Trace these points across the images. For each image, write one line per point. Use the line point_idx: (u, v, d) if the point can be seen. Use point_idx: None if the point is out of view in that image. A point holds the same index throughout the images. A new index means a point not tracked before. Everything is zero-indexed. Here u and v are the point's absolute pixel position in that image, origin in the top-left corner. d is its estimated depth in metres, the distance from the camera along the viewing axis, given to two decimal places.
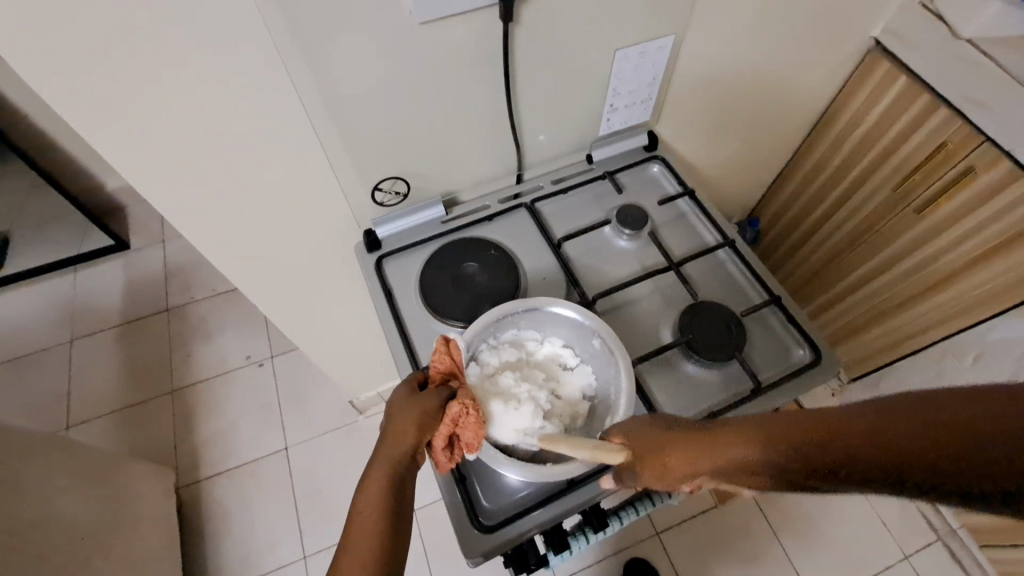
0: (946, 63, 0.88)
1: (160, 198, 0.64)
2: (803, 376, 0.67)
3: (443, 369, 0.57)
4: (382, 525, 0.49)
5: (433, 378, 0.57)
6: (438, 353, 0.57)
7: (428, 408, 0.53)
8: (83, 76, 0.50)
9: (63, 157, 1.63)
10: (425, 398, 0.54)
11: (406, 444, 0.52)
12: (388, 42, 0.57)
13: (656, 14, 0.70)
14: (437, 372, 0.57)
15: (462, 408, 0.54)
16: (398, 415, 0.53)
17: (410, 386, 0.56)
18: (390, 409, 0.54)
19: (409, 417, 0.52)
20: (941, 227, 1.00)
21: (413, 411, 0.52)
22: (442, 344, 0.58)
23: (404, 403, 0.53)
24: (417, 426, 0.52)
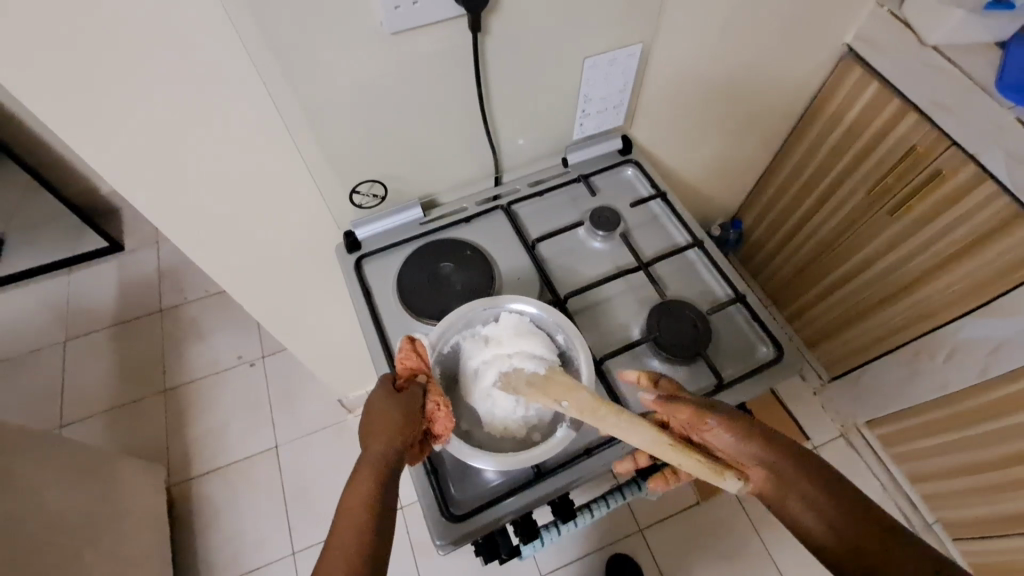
0: (913, 70, 0.90)
1: (143, 202, 0.67)
2: (765, 372, 0.69)
3: (414, 369, 0.59)
4: (373, 523, 0.49)
5: (405, 379, 0.58)
6: (405, 351, 0.59)
7: (409, 408, 0.55)
8: (68, 87, 0.52)
9: (58, 160, 1.65)
10: (404, 399, 0.56)
11: (392, 444, 0.53)
12: (360, 52, 0.59)
13: (624, 23, 0.73)
14: (407, 372, 0.59)
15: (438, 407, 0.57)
16: (380, 416, 0.54)
17: (386, 387, 0.57)
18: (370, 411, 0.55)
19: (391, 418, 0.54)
20: (914, 228, 1.03)
21: (395, 412, 0.54)
22: (408, 343, 0.60)
23: (384, 405, 0.55)
24: (400, 426, 0.54)
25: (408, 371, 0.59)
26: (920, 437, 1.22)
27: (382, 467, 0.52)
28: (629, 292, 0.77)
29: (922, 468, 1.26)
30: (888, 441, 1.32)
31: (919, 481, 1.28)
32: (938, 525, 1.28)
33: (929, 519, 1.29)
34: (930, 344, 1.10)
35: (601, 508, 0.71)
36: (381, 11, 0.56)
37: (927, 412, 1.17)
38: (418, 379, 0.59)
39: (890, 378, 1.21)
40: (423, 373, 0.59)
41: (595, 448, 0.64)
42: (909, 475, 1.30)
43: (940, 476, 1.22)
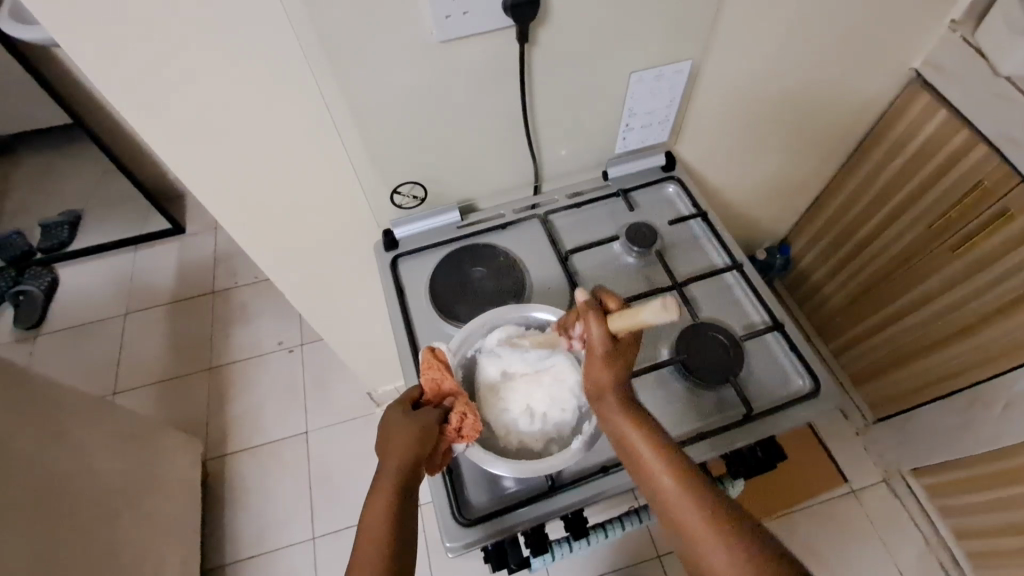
0: (985, 99, 0.85)
1: (200, 189, 0.71)
2: (798, 405, 0.67)
3: (437, 383, 0.58)
4: (389, 539, 0.50)
5: (428, 394, 0.57)
6: (428, 362, 0.58)
7: (427, 425, 0.54)
8: (141, 77, 0.57)
9: (134, 145, 1.78)
10: (423, 414, 0.55)
11: (410, 462, 0.52)
12: (410, 58, 0.61)
13: (674, 39, 0.72)
14: (430, 386, 0.58)
15: (462, 420, 0.56)
16: (397, 434, 0.53)
17: (406, 402, 0.56)
18: (387, 428, 0.54)
19: (409, 435, 0.53)
20: (978, 267, 0.97)
21: (412, 428, 0.54)
22: (430, 355, 0.59)
23: (402, 422, 0.54)
24: (417, 443, 0.53)
25: (431, 385, 0.58)
26: (970, 491, 1.14)
27: (399, 486, 0.52)
28: None
29: (970, 525, 1.18)
30: (936, 492, 1.24)
31: (965, 537, 1.20)
32: None
33: None
34: (988, 392, 1.02)
35: (615, 530, 0.71)
36: (432, 18, 0.58)
37: (979, 464, 1.09)
38: (440, 393, 0.58)
39: (940, 425, 1.14)
40: (445, 387, 0.58)
41: (612, 467, 0.63)
42: (956, 530, 1.22)
43: (990, 535, 1.13)
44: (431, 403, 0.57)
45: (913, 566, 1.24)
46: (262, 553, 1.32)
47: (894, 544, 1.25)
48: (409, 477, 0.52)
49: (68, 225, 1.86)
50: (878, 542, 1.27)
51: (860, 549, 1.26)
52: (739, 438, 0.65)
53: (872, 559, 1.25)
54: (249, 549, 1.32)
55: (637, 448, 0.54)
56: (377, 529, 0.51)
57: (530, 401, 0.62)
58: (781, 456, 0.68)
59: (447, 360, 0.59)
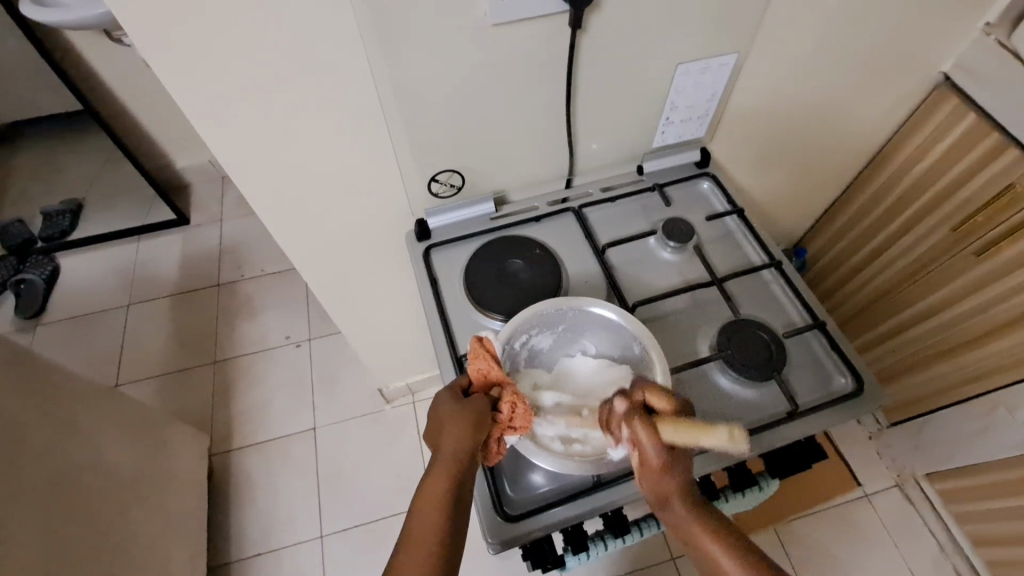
0: (1017, 102, 0.85)
1: (237, 169, 0.70)
2: (842, 404, 0.66)
3: (484, 373, 0.56)
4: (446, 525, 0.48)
5: (476, 383, 0.56)
6: (475, 352, 0.57)
7: (479, 413, 0.53)
8: (189, 45, 0.55)
9: (142, 133, 1.75)
10: (475, 401, 0.54)
11: (464, 448, 0.51)
12: (460, 40, 0.60)
13: (720, 32, 0.71)
14: (479, 375, 0.56)
15: (514, 407, 0.54)
16: (447, 422, 0.52)
17: (454, 391, 0.55)
18: (438, 415, 0.53)
19: (460, 422, 0.52)
20: (1003, 272, 0.96)
21: (463, 414, 0.52)
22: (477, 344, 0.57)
23: (452, 408, 0.53)
24: (470, 429, 0.52)
25: (478, 375, 0.56)
26: (988, 498, 1.14)
27: (456, 471, 0.50)
28: (699, 307, 0.74)
29: (987, 531, 1.17)
30: (951, 498, 1.24)
31: (982, 544, 1.19)
32: None
33: None
34: (1011, 398, 1.02)
35: (651, 528, 0.70)
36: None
37: (998, 470, 1.09)
38: (488, 382, 0.56)
39: (958, 428, 1.14)
40: (494, 376, 0.56)
41: None
42: (973, 537, 1.22)
43: (1007, 541, 1.13)
44: (480, 391, 0.56)
45: (927, 571, 1.24)
46: (269, 550, 1.29)
47: (908, 548, 1.25)
48: (465, 464, 0.51)
49: (70, 213, 1.82)
50: (893, 547, 1.27)
51: (874, 553, 1.26)
52: (783, 436, 0.64)
53: (886, 563, 1.25)
54: (256, 547, 1.29)
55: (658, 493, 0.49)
56: (433, 516, 0.49)
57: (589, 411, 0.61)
58: (821, 456, 0.67)
59: (495, 351, 0.58)
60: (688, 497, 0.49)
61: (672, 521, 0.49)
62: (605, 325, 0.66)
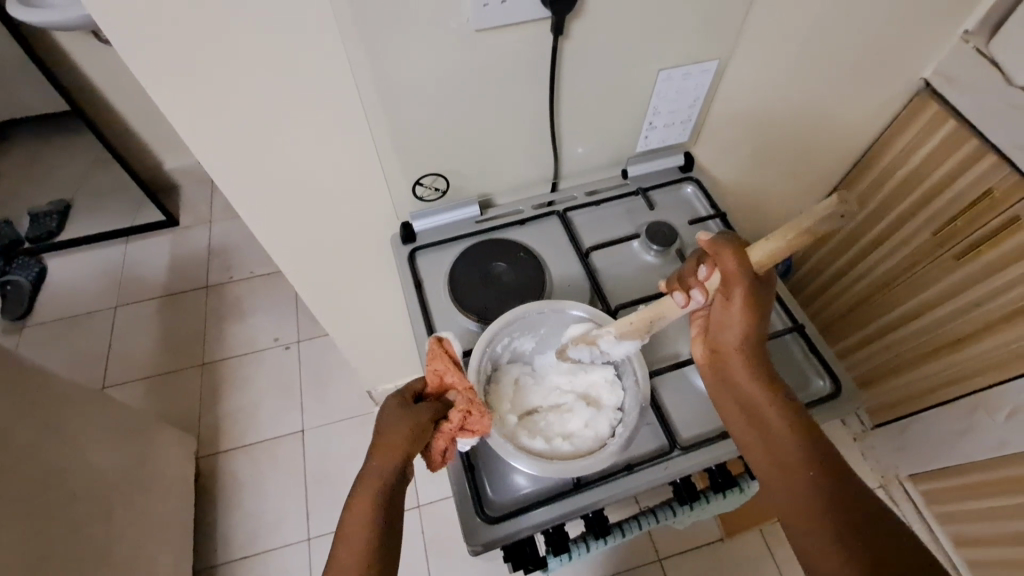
0: (995, 110, 0.86)
1: (220, 174, 0.70)
2: (820, 406, 0.67)
3: (440, 375, 0.57)
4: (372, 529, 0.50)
5: (431, 387, 0.58)
6: (432, 353, 0.58)
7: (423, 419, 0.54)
8: (172, 50, 0.55)
9: (131, 134, 1.74)
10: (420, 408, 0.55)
11: (400, 455, 0.52)
12: (443, 46, 0.60)
13: (701, 38, 0.72)
14: (434, 378, 0.58)
15: (462, 415, 0.55)
16: (388, 426, 0.54)
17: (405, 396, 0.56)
18: (381, 419, 0.54)
19: (398, 429, 0.53)
20: (982, 276, 0.97)
21: (404, 422, 0.53)
22: (436, 345, 0.58)
23: (396, 412, 0.54)
24: (410, 435, 0.53)
25: (434, 377, 0.58)
26: (970, 498, 1.16)
27: (388, 479, 0.52)
28: None
29: (969, 532, 1.19)
30: (934, 499, 1.26)
31: (964, 544, 1.21)
32: None
33: None
34: (990, 400, 1.03)
35: (633, 528, 0.70)
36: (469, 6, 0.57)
37: (980, 471, 1.11)
38: (442, 386, 0.57)
39: (940, 430, 1.16)
40: (447, 380, 0.57)
41: (637, 465, 0.62)
42: (955, 537, 1.23)
43: (988, 542, 1.14)
44: (434, 395, 0.57)
45: None
46: (256, 553, 1.28)
47: None
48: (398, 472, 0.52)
49: (57, 214, 1.81)
50: None
51: None
52: None
53: None
54: (243, 550, 1.29)
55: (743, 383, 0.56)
56: (361, 520, 0.51)
57: (563, 424, 0.62)
58: None
59: (452, 352, 0.59)
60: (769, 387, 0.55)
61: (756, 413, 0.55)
62: (587, 329, 0.67)
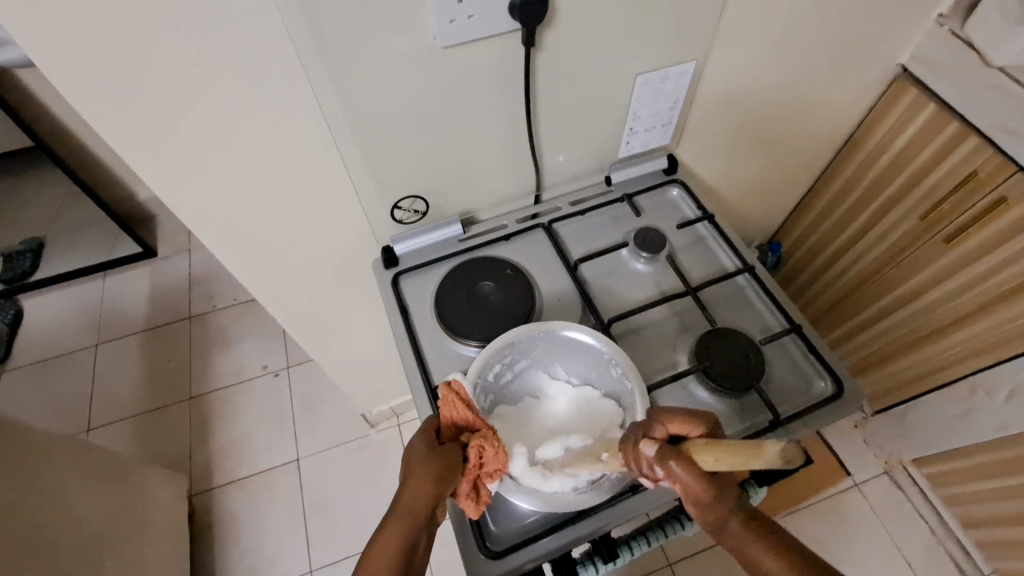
0: (976, 91, 0.85)
1: (185, 210, 0.66)
2: (823, 409, 0.65)
3: (457, 420, 0.56)
4: (400, 573, 0.47)
5: (448, 428, 0.55)
6: (446, 400, 0.56)
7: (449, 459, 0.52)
8: (121, 88, 0.52)
9: (101, 167, 1.70)
10: (448, 449, 0.53)
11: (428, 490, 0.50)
12: (409, 64, 0.58)
13: (677, 40, 0.71)
14: (448, 423, 0.56)
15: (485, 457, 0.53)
16: (417, 465, 0.51)
17: (428, 437, 0.54)
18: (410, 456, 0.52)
19: (427, 466, 0.51)
20: (972, 258, 0.96)
21: (432, 459, 0.51)
22: (447, 392, 0.57)
23: (426, 451, 0.52)
24: (437, 477, 0.50)
25: (447, 421, 0.56)
26: (973, 479, 1.16)
27: (418, 520, 0.49)
28: (675, 317, 0.73)
29: (976, 513, 1.19)
30: (938, 482, 1.26)
31: (973, 526, 1.20)
32: None
33: (984, 568, 1.21)
34: (988, 381, 1.03)
35: (642, 546, 0.69)
36: (436, 23, 0.55)
37: (984, 453, 1.10)
38: (458, 429, 0.56)
39: (939, 414, 1.15)
40: (467, 423, 0.56)
41: (642, 486, 0.59)
42: (962, 519, 1.23)
43: (996, 522, 1.14)
44: (453, 438, 0.55)
45: (921, 556, 1.25)
46: None
47: (901, 534, 1.27)
48: (426, 515, 0.50)
49: (31, 252, 1.76)
50: (886, 535, 1.27)
51: (868, 543, 1.26)
52: None
53: (881, 551, 1.26)
54: None
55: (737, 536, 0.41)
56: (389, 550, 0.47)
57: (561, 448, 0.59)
58: None
59: (466, 394, 0.57)
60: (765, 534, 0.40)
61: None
62: (581, 348, 0.64)
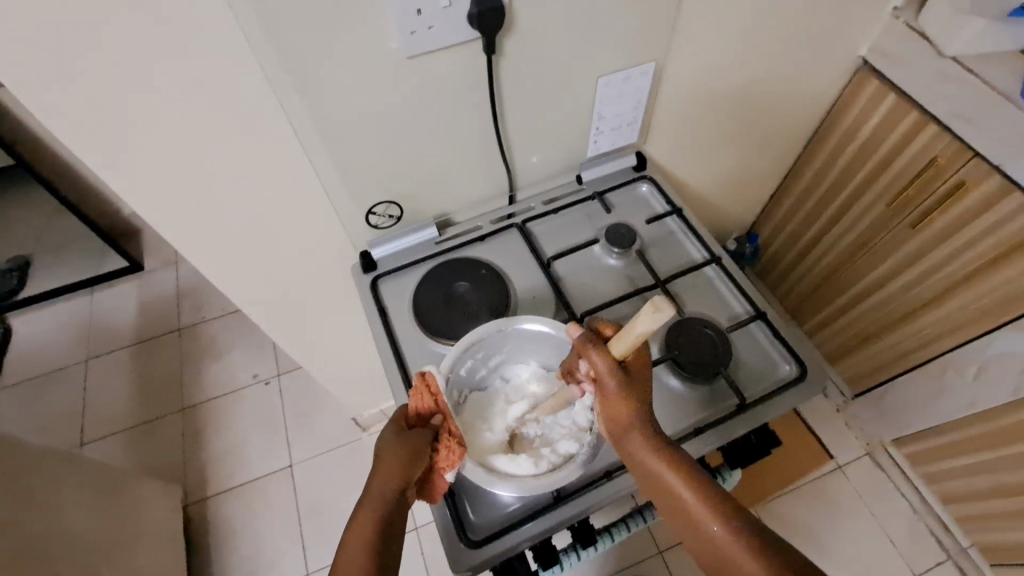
0: (931, 81, 0.88)
1: (163, 224, 0.68)
2: (789, 391, 0.68)
3: (422, 407, 0.57)
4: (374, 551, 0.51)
5: (415, 416, 0.57)
6: (418, 391, 0.57)
7: (416, 447, 0.55)
8: (92, 109, 0.54)
9: (84, 184, 1.70)
10: (415, 435, 0.55)
11: (396, 479, 0.53)
12: (375, 75, 0.60)
13: (636, 41, 0.73)
14: (416, 411, 0.57)
15: (444, 447, 0.55)
16: (384, 454, 0.54)
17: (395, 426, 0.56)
18: (382, 443, 0.55)
19: (395, 455, 0.53)
20: (938, 242, 0.99)
21: (400, 448, 0.54)
22: (420, 381, 0.58)
23: (396, 438, 0.55)
24: (403, 466, 0.53)
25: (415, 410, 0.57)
26: (949, 456, 1.19)
27: (387, 502, 0.52)
28: None
29: (954, 489, 1.22)
30: (918, 460, 1.29)
31: (953, 502, 1.24)
32: (974, 549, 1.24)
33: (964, 542, 1.25)
34: (957, 360, 1.06)
35: (621, 532, 0.71)
36: (400, 34, 0.58)
37: (958, 430, 1.13)
38: (425, 416, 0.57)
39: (914, 394, 1.19)
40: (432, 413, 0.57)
41: (615, 471, 0.62)
42: (942, 496, 1.27)
43: (973, 497, 1.18)
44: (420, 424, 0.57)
45: (904, 534, 1.28)
46: None
47: (883, 513, 1.30)
48: (393, 500, 0.53)
49: (17, 271, 1.75)
50: (869, 514, 1.31)
51: (852, 523, 1.30)
52: (735, 428, 0.65)
53: (866, 531, 1.29)
54: None
55: (670, 485, 0.52)
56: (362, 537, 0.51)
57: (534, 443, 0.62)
58: (775, 441, 0.69)
59: (436, 386, 0.58)
60: (688, 473, 0.52)
61: (717, 556, 0.49)
62: (548, 340, 0.66)
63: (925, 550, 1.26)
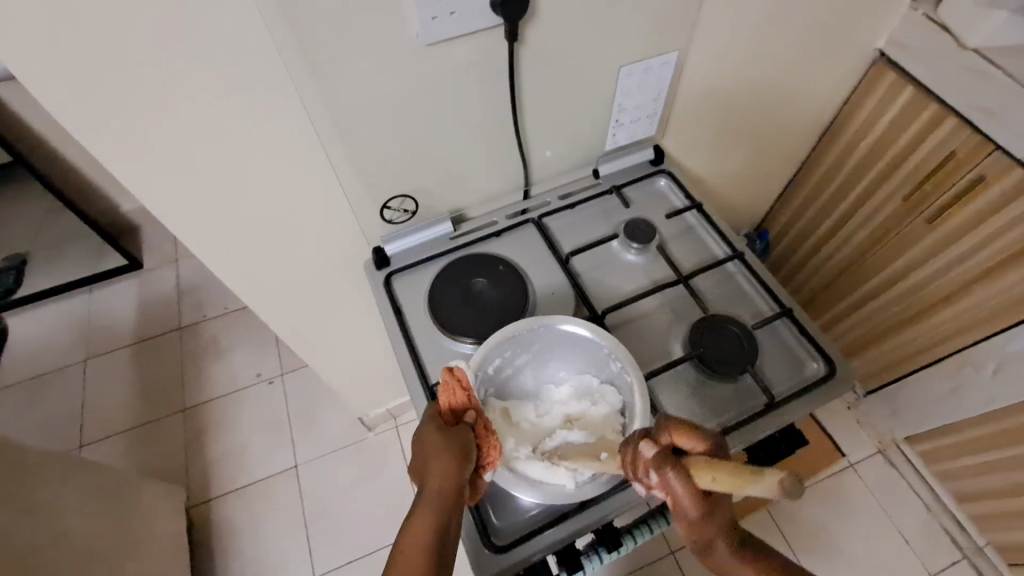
0: (952, 73, 0.86)
1: (171, 218, 0.66)
2: (817, 389, 0.66)
3: (456, 404, 0.55)
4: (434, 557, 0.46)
5: (450, 414, 0.55)
6: (449, 386, 0.54)
7: (463, 444, 0.52)
8: (99, 97, 0.52)
9: (82, 181, 1.67)
10: (456, 433, 0.53)
11: (448, 481, 0.50)
12: (392, 63, 0.58)
13: (658, 30, 0.71)
14: (450, 409, 0.55)
15: (485, 443, 0.54)
16: (432, 455, 0.51)
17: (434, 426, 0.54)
18: (423, 446, 0.52)
19: (444, 454, 0.51)
20: (956, 237, 0.97)
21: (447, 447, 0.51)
22: (449, 376, 0.55)
23: (437, 438, 0.52)
24: (455, 466, 0.50)
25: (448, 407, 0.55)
26: (964, 454, 1.18)
27: (442, 506, 0.49)
28: (668, 306, 0.74)
29: (969, 487, 1.21)
30: (932, 459, 1.27)
31: (968, 500, 1.23)
32: (990, 548, 1.22)
33: (980, 541, 1.23)
34: (974, 357, 1.05)
35: (644, 535, 0.69)
36: (418, 21, 0.55)
37: (974, 427, 1.12)
38: (459, 412, 0.55)
39: (929, 392, 1.17)
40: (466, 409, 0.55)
41: None
42: (956, 494, 1.25)
43: (989, 495, 1.16)
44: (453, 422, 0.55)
45: (918, 532, 1.27)
46: None
47: (897, 511, 1.29)
48: (451, 502, 0.49)
49: (13, 270, 1.72)
50: (883, 513, 1.29)
51: (865, 522, 1.28)
52: (763, 428, 0.63)
53: (880, 529, 1.28)
54: None
55: None
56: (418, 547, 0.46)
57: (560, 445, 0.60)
58: (801, 441, 0.67)
59: (467, 380, 0.55)
60: None
61: None
62: (576, 341, 0.64)
63: (939, 549, 1.25)
